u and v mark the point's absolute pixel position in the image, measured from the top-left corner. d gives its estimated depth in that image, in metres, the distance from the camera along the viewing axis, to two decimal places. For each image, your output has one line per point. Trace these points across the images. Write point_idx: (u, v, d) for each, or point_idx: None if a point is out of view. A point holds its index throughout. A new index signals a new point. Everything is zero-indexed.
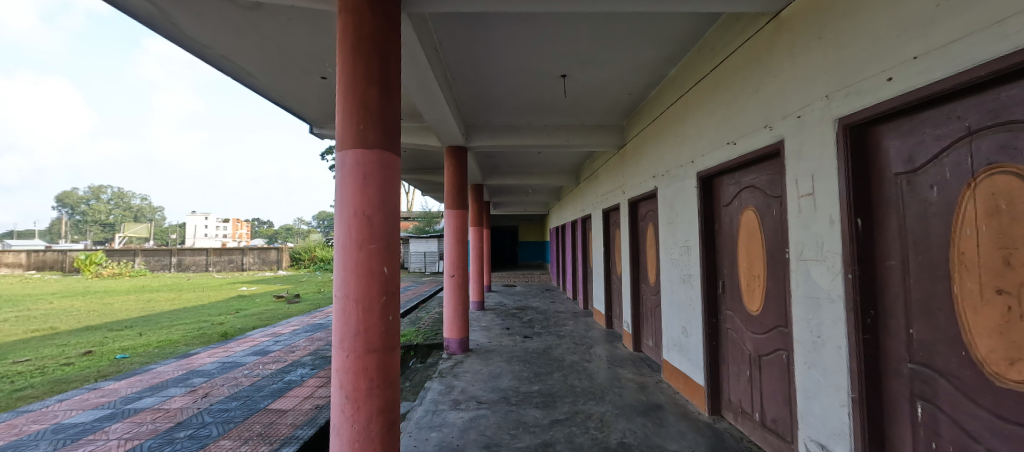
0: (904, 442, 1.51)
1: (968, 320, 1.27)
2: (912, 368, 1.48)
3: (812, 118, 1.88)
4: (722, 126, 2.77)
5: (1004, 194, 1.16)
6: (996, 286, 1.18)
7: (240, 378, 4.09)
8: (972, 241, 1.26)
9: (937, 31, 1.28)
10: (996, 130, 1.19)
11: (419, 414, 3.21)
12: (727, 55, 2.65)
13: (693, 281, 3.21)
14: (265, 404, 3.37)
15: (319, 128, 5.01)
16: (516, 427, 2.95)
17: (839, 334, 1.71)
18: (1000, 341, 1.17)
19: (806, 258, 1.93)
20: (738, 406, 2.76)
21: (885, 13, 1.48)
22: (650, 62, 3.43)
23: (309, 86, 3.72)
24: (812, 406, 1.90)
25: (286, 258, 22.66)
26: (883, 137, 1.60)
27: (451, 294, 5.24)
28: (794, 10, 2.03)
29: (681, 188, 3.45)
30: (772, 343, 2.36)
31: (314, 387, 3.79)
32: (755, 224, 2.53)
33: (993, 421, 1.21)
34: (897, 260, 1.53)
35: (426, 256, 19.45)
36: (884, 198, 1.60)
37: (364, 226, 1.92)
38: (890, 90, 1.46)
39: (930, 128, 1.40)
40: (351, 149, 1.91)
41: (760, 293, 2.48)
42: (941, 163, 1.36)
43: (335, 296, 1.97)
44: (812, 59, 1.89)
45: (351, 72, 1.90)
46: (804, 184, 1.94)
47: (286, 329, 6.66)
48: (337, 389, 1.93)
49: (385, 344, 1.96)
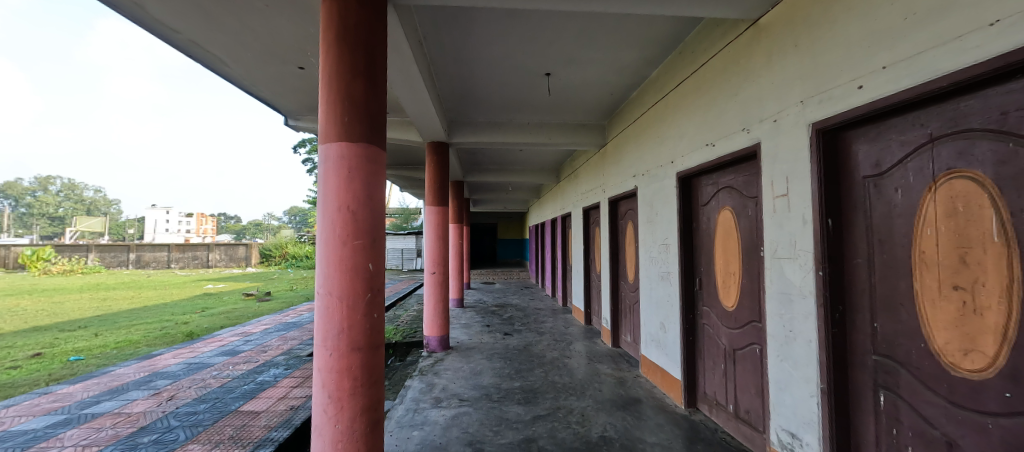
0: (868, 429, 1.61)
1: (927, 314, 1.37)
2: (876, 359, 1.57)
3: (787, 122, 1.97)
4: (701, 127, 2.85)
5: (962, 197, 1.25)
6: (953, 283, 1.28)
7: (208, 380, 3.90)
8: (932, 241, 1.35)
9: (904, 42, 1.36)
10: (956, 138, 1.28)
11: (400, 412, 3.17)
12: (707, 59, 2.73)
13: (671, 278, 3.31)
14: (236, 405, 3.24)
15: (295, 120, 4.84)
16: (498, 423, 2.96)
17: (810, 329, 1.80)
18: (957, 333, 1.27)
19: (779, 256, 2.02)
20: (713, 398, 2.87)
21: (857, 24, 1.56)
22: (632, 64, 3.49)
23: (286, 76, 3.58)
24: (783, 398, 1.99)
25: (255, 255, 21.69)
26: (852, 142, 1.69)
27: (431, 292, 5.16)
28: (771, 17, 2.11)
29: (661, 188, 3.53)
30: (746, 338, 2.47)
31: (288, 387, 3.67)
32: (731, 223, 2.63)
33: (948, 407, 1.31)
34: (864, 258, 1.63)
35: (404, 253, 19.21)
36: (852, 200, 1.69)
37: (347, 222, 1.87)
38: (861, 97, 1.55)
39: (895, 135, 1.49)
40: (333, 142, 1.85)
41: (735, 290, 2.58)
42: (905, 168, 1.46)
43: (317, 293, 1.93)
44: (788, 66, 1.97)
45: (335, 64, 1.85)
46: (779, 186, 2.02)
47: (257, 328, 6.43)
48: (319, 389, 1.88)
49: (369, 342, 1.92)
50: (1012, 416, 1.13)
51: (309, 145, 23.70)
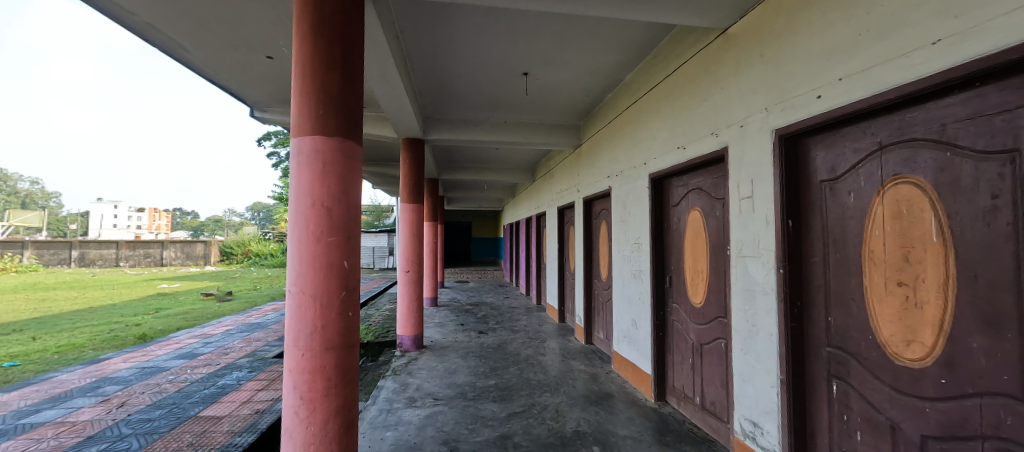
0: (822, 415, 1.73)
1: (874, 308, 1.49)
2: (829, 351, 1.69)
3: (752, 128, 2.08)
4: (673, 131, 2.95)
5: (906, 201, 1.36)
6: (897, 279, 1.39)
7: (164, 384, 3.67)
8: (879, 241, 1.47)
9: (858, 56, 1.47)
10: (901, 147, 1.39)
11: (372, 413, 3.10)
12: (679, 65, 2.83)
13: (643, 276, 3.41)
14: (195, 411, 3.07)
15: (261, 112, 4.62)
16: (473, 421, 2.95)
17: (771, 323, 1.91)
18: (900, 326, 1.39)
19: (744, 255, 2.12)
20: (681, 392, 2.99)
21: (816, 38, 1.67)
22: (608, 67, 3.57)
23: (252, 65, 3.41)
24: (746, 389, 2.10)
25: (215, 252, 20.52)
26: (810, 148, 1.81)
27: (405, 290, 5.06)
28: (738, 28, 2.21)
29: (634, 189, 3.63)
30: (713, 333, 2.59)
31: (253, 391, 3.51)
32: (699, 223, 2.74)
33: (892, 394, 1.43)
34: (820, 257, 1.75)
35: (375, 252, 18.77)
36: (810, 202, 1.81)
37: (322, 219, 1.81)
38: (818, 107, 1.66)
39: (849, 142, 1.61)
40: (307, 136, 1.79)
41: (703, 287, 2.70)
42: (857, 173, 1.57)
43: (288, 291, 1.86)
44: (753, 74, 2.08)
45: (310, 55, 1.78)
46: (744, 188, 2.13)
47: (217, 330, 6.10)
48: (290, 391, 1.81)
49: (344, 341, 1.87)
50: (947, 400, 1.25)
51: (275, 138, 22.74)
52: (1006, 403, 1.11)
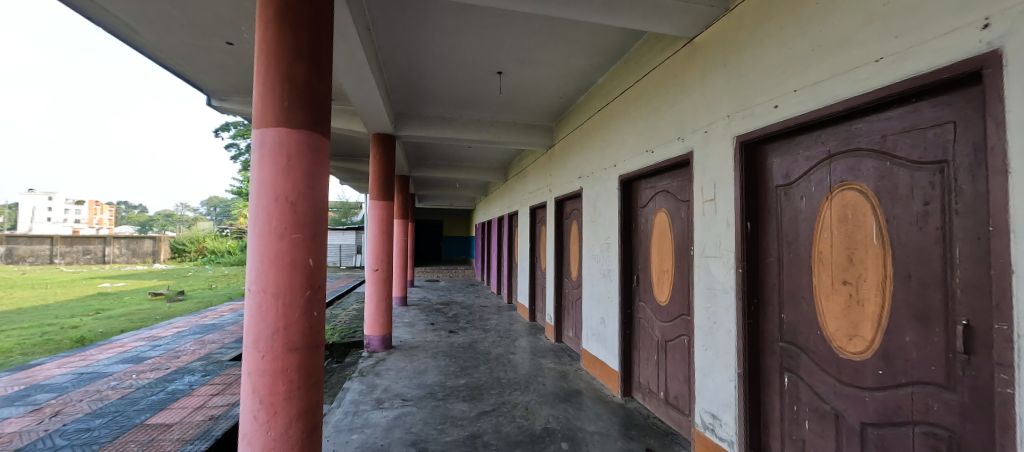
0: (774, 406, 1.85)
1: (822, 305, 1.60)
2: (782, 346, 1.80)
3: (715, 134, 2.18)
4: (642, 134, 3.04)
5: (852, 206, 1.48)
6: (842, 278, 1.51)
7: (105, 391, 3.37)
8: (827, 242, 1.58)
9: (810, 70, 1.58)
10: (847, 156, 1.50)
11: (337, 416, 2.99)
12: (648, 71, 2.92)
13: (612, 275, 3.50)
14: (141, 419, 2.84)
15: (219, 101, 4.34)
16: (442, 421, 2.92)
17: (730, 320, 2.01)
18: (844, 321, 1.50)
19: (706, 255, 2.22)
20: (646, 387, 3.09)
21: (773, 51, 1.77)
22: (581, 69, 3.63)
23: (210, 50, 3.19)
24: (706, 383, 2.20)
25: (165, 249, 19.06)
26: (768, 154, 1.92)
27: (373, 289, 4.93)
28: (704, 38, 2.31)
29: (604, 190, 3.71)
30: (677, 330, 2.69)
31: (207, 396, 3.29)
32: (666, 224, 2.84)
33: (837, 384, 1.55)
34: (775, 257, 1.86)
35: (341, 250, 18.15)
36: (766, 206, 1.92)
37: (286, 214, 1.72)
38: (775, 116, 1.76)
39: (802, 150, 1.72)
40: (270, 127, 1.69)
41: (668, 286, 2.81)
42: (809, 180, 1.68)
43: (247, 290, 1.76)
44: (717, 83, 2.18)
45: (275, 43, 1.69)
46: (708, 191, 2.23)
47: (167, 331, 5.68)
48: (248, 394, 1.71)
49: (309, 341, 1.80)
50: (884, 389, 1.37)
51: (235, 129, 21.42)
52: (934, 391, 1.22)
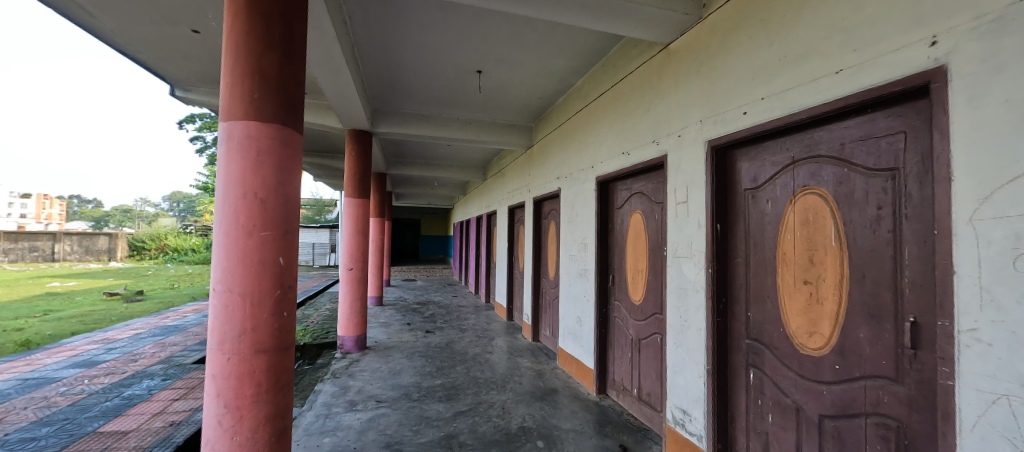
0: (741, 400, 1.92)
1: (785, 304, 1.68)
2: (748, 343, 1.88)
3: (688, 138, 2.24)
4: (618, 136, 3.10)
5: (813, 210, 1.56)
6: (804, 278, 1.59)
7: (52, 398, 3.12)
8: (790, 244, 1.66)
9: (777, 79, 1.65)
10: (809, 162, 1.58)
11: (308, 420, 2.89)
12: (625, 75, 2.98)
13: (588, 275, 3.55)
14: (94, 426, 2.65)
15: (184, 91, 4.11)
16: (418, 422, 2.87)
17: (700, 318, 2.07)
18: (805, 319, 1.58)
19: (679, 255, 2.28)
20: (620, 384, 3.15)
21: (743, 60, 1.85)
22: (561, 71, 3.65)
23: (174, 38, 3.02)
24: (677, 380, 2.26)
25: (122, 246, 17.90)
26: (737, 159, 1.99)
27: (347, 289, 4.79)
28: (678, 44, 2.38)
29: (582, 191, 3.76)
30: (650, 328, 2.75)
31: (168, 401, 3.11)
32: (641, 225, 2.90)
33: (798, 379, 1.62)
34: (743, 258, 1.94)
35: (315, 248, 17.58)
36: (735, 209, 1.99)
37: (255, 211, 1.65)
38: (744, 122, 1.83)
39: (768, 156, 1.79)
40: (238, 121, 1.61)
41: (642, 285, 2.87)
42: (774, 184, 1.76)
43: (212, 289, 1.67)
44: (690, 89, 2.25)
45: (244, 32, 1.61)
46: (680, 193, 2.29)
47: (124, 333, 5.33)
48: (212, 399, 1.62)
49: (278, 343, 1.72)
50: (840, 383, 1.45)
51: (199, 121, 20.28)
52: (884, 384, 1.30)
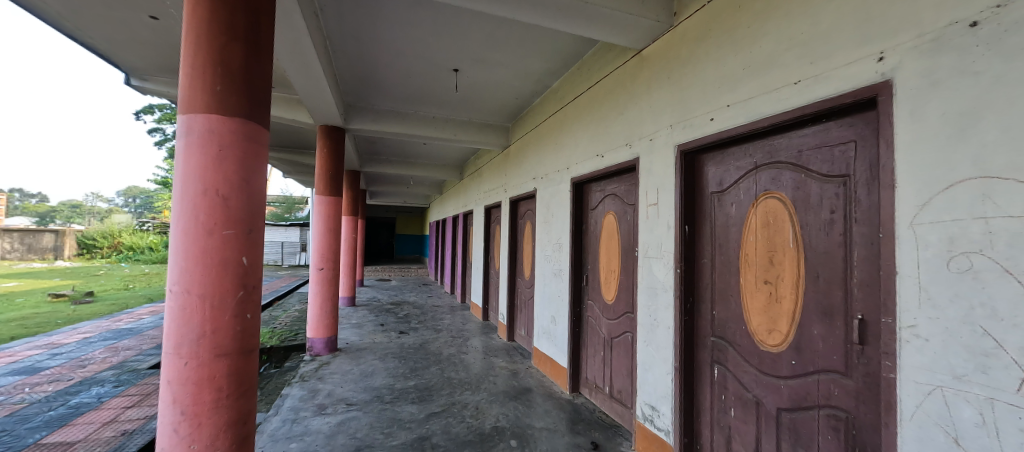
0: (706, 395, 1.99)
1: (747, 303, 1.76)
2: (713, 340, 1.95)
3: (659, 142, 2.31)
4: (593, 139, 3.15)
5: (773, 213, 1.64)
6: (764, 278, 1.67)
7: None
8: (752, 245, 1.74)
9: (741, 88, 1.73)
10: (770, 167, 1.66)
11: (273, 425, 2.76)
12: (600, 79, 3.03)
13: (563, 275, 3.58)
14: (35, 437, 2.43)
15: (140, 81, 3.85)
16: (389, 425, 2.81)
17: (669, 317, 2.13)
18: (765, 317, 1.66)
19: (649, 256, 2.34)
20: (593, 382, 3.20)
21: (711, 68, 1.91)
22: (538, 72, 3.67)
23: (130, 24, 2.82)
24: (647, 377, 2.32)
25: (71, 244, 16.57)
26: (704, 163, 2.06)
27: (317, 289, 4.62)
28: (650, 51, 2.44)
29: (557, 191, 3.79)
30: (622, 327, 2.81)
31: (120, 409, 2.89)
32: (614, 225, 2.96)
33: (758, 375, 1.70)
34: (709, 258, 2.01)
35: (284, 247, 16.90)
36: (702, 211, 2.07)
37: (216, 208, 1.56)
38: (711, 128, 1.90)
39: (733, 161, 1.87)
40: (199, 112, 1.51)
41: (615, 285, 2.93)
42: (738, 188, 1.84)
43: (167, 290, 1.56)
44: (661, 94, 2.32)
45: (206, 21, 1.52)
46: (651, 195, 2.35)
47: (71, 337, 4.93)
48: (167, 406, 1.52)
49: (240, 346, 1.64)
50: (796, 377, 1.53)
51: (159, 111, 19.10)
52: (835, 378, 1.39)
